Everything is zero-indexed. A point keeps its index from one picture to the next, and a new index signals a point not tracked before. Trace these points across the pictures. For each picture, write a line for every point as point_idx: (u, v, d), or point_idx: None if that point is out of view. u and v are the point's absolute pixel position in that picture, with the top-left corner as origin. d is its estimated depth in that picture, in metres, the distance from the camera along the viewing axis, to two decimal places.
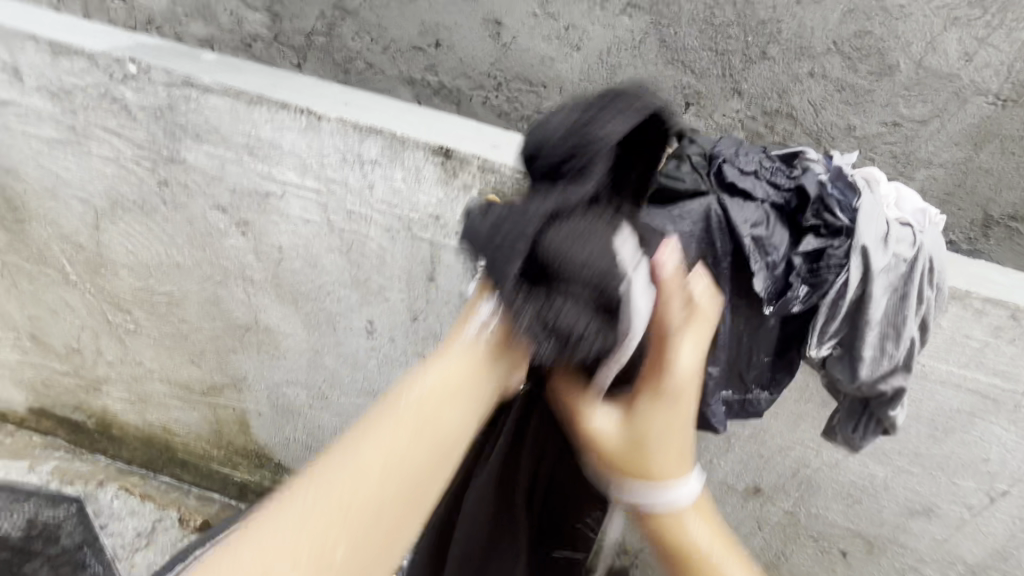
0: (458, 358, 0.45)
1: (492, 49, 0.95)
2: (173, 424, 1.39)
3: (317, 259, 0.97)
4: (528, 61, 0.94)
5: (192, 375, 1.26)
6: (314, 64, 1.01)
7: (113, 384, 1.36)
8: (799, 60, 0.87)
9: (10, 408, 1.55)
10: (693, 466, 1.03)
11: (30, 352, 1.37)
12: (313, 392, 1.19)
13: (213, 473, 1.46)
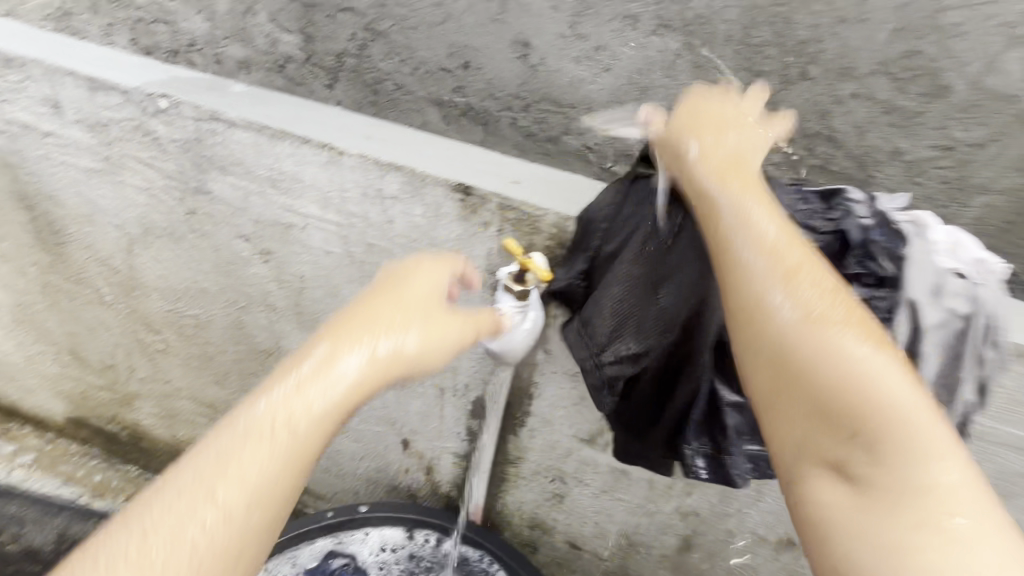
0: (361, 362, 0.52)
1: (521, 71, 0.87)
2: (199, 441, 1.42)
3: (337, 288, 0.97)
4: (557, 84, 0.86)
5: (217, 395, 1.28)
6: (345, 83, 0.98)
7: (144, 400, 1.40)
8: (839, 80, 0.76)
9: (51, 418, 1.62)
10: (721, 512, 0.98)
11: (69, 366, 1.42)
12: None
13: None
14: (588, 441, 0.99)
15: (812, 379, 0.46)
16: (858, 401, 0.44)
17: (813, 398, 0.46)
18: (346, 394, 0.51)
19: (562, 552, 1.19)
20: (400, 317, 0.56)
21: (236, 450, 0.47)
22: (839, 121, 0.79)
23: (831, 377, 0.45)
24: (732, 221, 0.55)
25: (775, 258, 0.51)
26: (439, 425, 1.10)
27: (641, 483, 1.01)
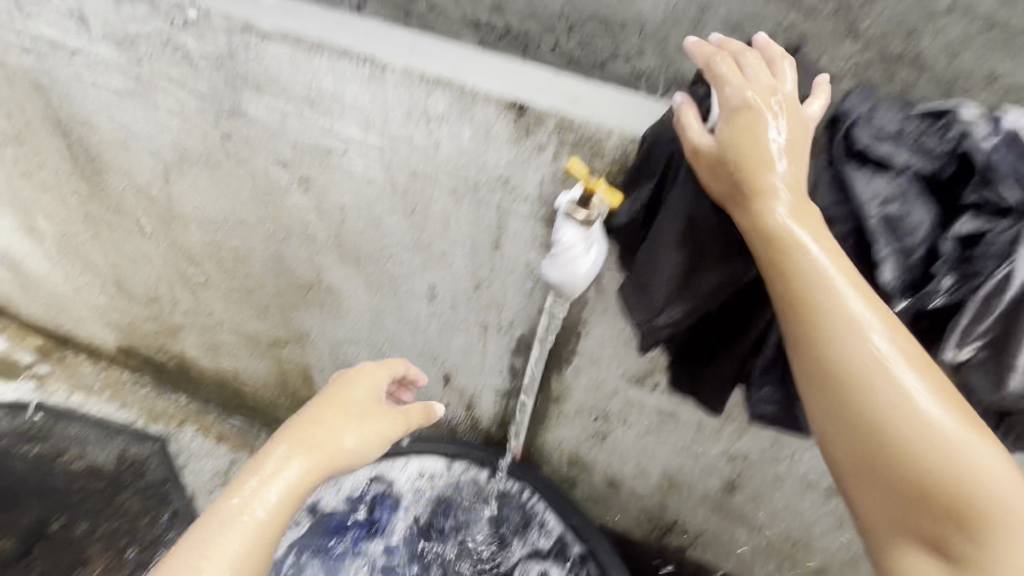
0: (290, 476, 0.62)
1: None
2: (243, 372, 1.45)
3: (379, 220, 0.93)
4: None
5: (258, 329, 1.29)
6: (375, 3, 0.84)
7: (188, 332, 1.42)
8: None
9: (102, 347, 1.67)
10: (772, 457, 0.95)
11: (116, 298, 1.45)
12: (374, 352, 1.19)
13: (281, 420, 1.53)
14: (636, 381, 0.96)
15: (916, 466, 0.45)
16: (959, 481, 0.44)
17: (903, 490, 0.46)
18: (316, 476, 0.64)
19: (600, 489, 1.20)
20: (354, 421, 0.71)
21: (212, 542, 0.56)
22: (931, 48, 0.65)
23: (928, 459, 0.45)
24: (813, 290, 0.51)
25: (864, 344, 0.48)
26: (481, 362, 1.08)
27: (689, 426, 0.98)
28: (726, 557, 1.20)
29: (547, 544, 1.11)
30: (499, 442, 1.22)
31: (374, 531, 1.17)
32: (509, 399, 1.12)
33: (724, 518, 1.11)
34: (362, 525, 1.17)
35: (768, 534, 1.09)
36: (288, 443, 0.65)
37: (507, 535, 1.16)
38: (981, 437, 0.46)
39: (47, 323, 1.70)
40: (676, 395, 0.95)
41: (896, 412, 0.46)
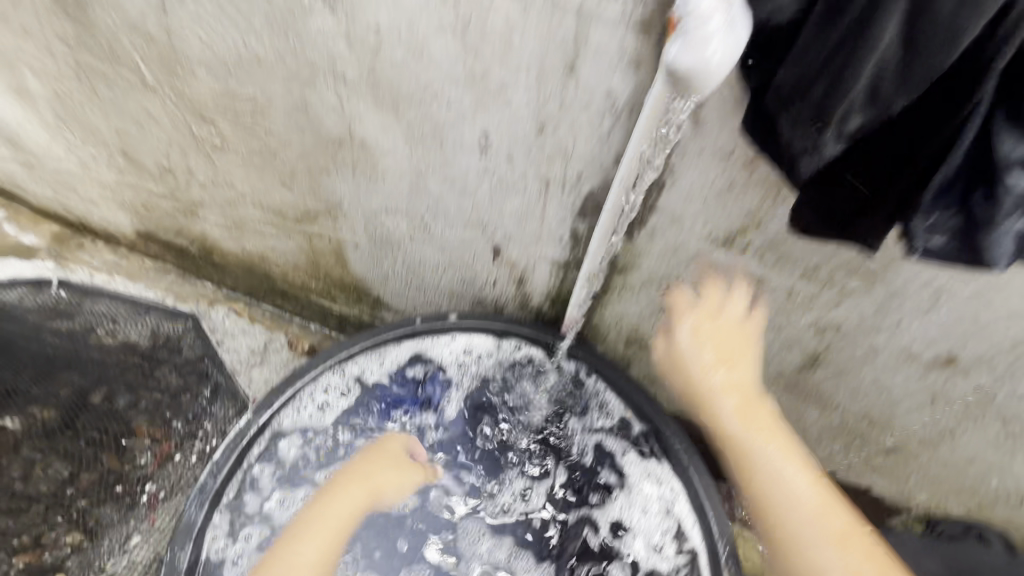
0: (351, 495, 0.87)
1: None
2: (271, 253, 1.35)
3: (424, 44, 0.76)
4: None
5: (285, 200, 1.17)
6: None
7: (208, 209, 1.31)
8: None
9: (120, 232, 1.58)
10: (871, 328, 0.85)
11: (126, 172, 1.33)
12: (415, 222, 1.07)
13: (314, 304, 1.46)
14: (723, 243, 0.84)
15: (758, 478, 0.75)
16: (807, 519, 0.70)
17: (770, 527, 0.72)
18: (357, 510, 0.87)
19: (659, 369, 1.14)
20: (392, 470, 0.94)
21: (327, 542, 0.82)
22: None
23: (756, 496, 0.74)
24: (730, 440, 0.78)
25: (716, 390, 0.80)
26: (538, 229, 0.96)
27: (777, 294, 0.87)
28: (787, 437, 1.15)
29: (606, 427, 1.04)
30: (552, 321, 1.14)
31: (426, 406, 1.10)
32: (566, 272, 1.02)
33: (795, 397, 1.04)
34: (412, 400, 1.10)
35: (842, 413, 1.03)
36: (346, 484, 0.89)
37: (559, 422, 1.10)
38: (785, 452, 0.76)
39: (59, 207, 1.60)
40: (768, 258, 0.83)
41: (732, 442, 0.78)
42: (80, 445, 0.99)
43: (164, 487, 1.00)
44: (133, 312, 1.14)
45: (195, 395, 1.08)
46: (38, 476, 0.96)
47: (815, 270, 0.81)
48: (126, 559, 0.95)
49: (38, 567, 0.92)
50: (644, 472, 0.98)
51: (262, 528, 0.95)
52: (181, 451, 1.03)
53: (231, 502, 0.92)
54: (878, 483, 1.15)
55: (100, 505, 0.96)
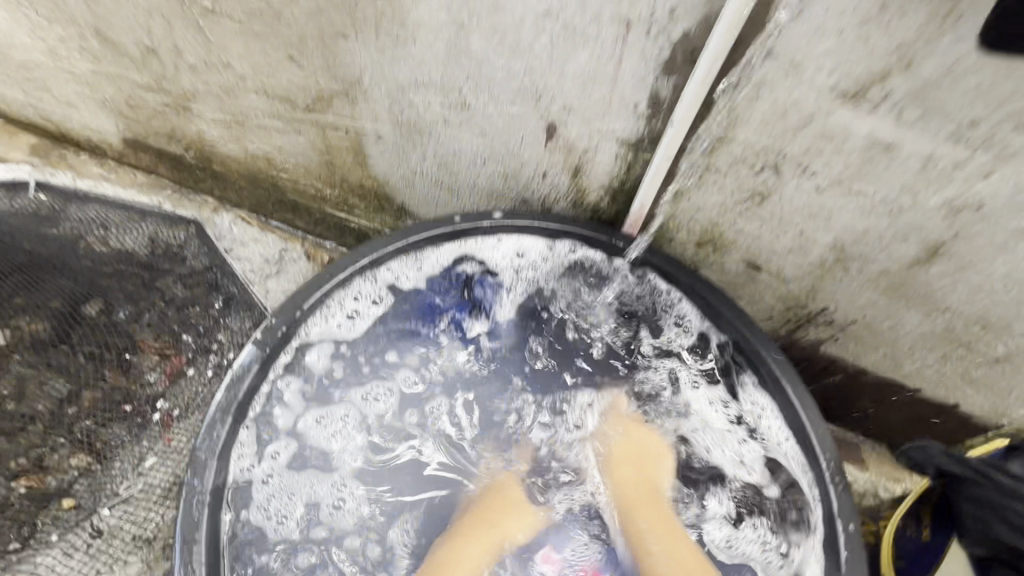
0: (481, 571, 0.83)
1: None
2: (278, 154, 1.18)
3: None
4: None
5: (292, 81, 0.98)
6: None
7: (202, 101, 1.13)
8: None
9: (104, 141, 1.39)
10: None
11: (103, 60, 1.13)
12: (450, 99, 0.89)
13: (328, 217, 1.29)
14: (852, 98, 0.66)
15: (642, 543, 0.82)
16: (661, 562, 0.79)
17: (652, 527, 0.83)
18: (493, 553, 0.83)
19: (732, 274, 1.00)
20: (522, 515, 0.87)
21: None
22: None
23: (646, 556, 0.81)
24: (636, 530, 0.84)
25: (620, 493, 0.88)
26: (606, 96, 0.78)
27: (908, 164, 0.71)
28: (872, 350, 1.02)
29: (675, 336, 0.96)
30: (612, 219, 0.99)
31: (474, 311, 0.98)
32: (636, 154, 0.85)
33: (894, 300, 0.91)
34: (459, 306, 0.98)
35: (950, 317, 0.89)
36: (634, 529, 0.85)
37: (627, 338, 1.00)
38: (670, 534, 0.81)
39: (31, 112, 1.40)
40: (909, 115, 0.65)
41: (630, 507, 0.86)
42: (75, 360, 0.85)
43: (179, 405, 0.86)
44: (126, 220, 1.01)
45: (203, 308, 0.94)
46: (32, 394, 0.82)
47: (971, 128, 0.64)
48: (141, 484, 0.81)
49: (41, 494, 0.78)
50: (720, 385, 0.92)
51: (288, 444, 0.85)
52: (195, 367, 0.89)
53: (257, 415, 0.82)
54: (969, 400, 1.02)
55: (108, 425, 0.82)
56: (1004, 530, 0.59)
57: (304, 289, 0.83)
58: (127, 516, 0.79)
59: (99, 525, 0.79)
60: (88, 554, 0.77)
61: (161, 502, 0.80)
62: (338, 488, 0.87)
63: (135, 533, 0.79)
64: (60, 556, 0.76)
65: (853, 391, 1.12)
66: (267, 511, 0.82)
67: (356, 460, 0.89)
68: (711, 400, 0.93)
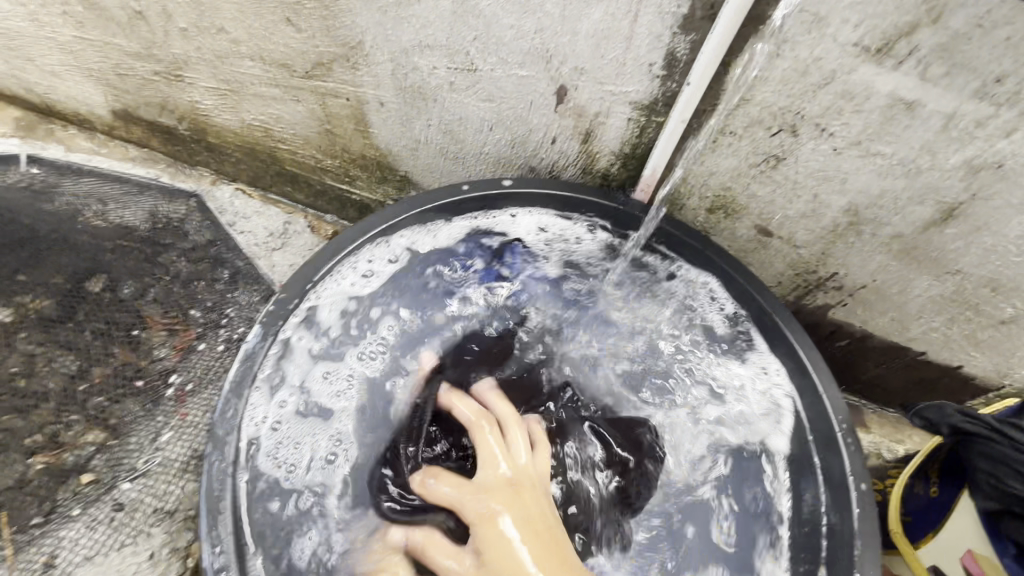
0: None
1: None
2: (276, 124, 1.14)
3: None
4: None
5: (289, 45, 0.94)
6: None
7: (196, 69, 1.08)
8: None
9: (93, 114, 1.34)
10: None
11: (88, 25, 1.08)
12: (456, 63, 0.86)
13: (329, 189, 1.26)
14: (876, 53, 0.64)
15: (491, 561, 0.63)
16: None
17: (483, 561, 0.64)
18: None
19: (742, 240, 0.99)
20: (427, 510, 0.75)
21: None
22: None
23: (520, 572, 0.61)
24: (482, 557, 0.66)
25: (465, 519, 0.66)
26: (620, 56, 0.75)
27: (930, 122, 0.69)
28: (880, 315, 1.02)
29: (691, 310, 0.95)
30: (622, 186, 0.97)
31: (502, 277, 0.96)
32: (649, 117, 0.83)
33: (905, 264, 0.91)
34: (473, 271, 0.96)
35: (960, 280, 0.89)
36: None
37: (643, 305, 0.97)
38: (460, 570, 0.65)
39: (15, 85, 1.34)
40: (934, 71, 0.64)
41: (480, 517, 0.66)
42: (82, 338, 0.82)
43: (192, 378, 0.85)
44: (125, 195, 1.00)
45: (209, 283, 0.93)
46: (42, 371, 0.78)
47: (996, 83, 0.62)
48: (159, 457, 0.78)
49: (58, 470, 0.74)
50: (737, 358, 0.91)
51: (293, 406, 0.80)
52: (206, 340, 0.88)
53: (266, 377, 0.79)
54: (975, 362, 1.02)
55: (122, 401, 0.80)
56: (1014, 484, 0.57)
57: (322, 256, 0.85)
58: (147, 489, 0.76)
59: (120, 499, 0.75)
60: (111, 527, 0.73)
61: (181, 476, 0.78)
62: (329, 451, 0.79)
63: (156, 507, 0.76)
64: (83, 529, 0.72)
65: (858, 356, 1.13)
66: (274, 464, 0.76)
67: (349, 425, 0.81)
68: (724, 375, 0.91)
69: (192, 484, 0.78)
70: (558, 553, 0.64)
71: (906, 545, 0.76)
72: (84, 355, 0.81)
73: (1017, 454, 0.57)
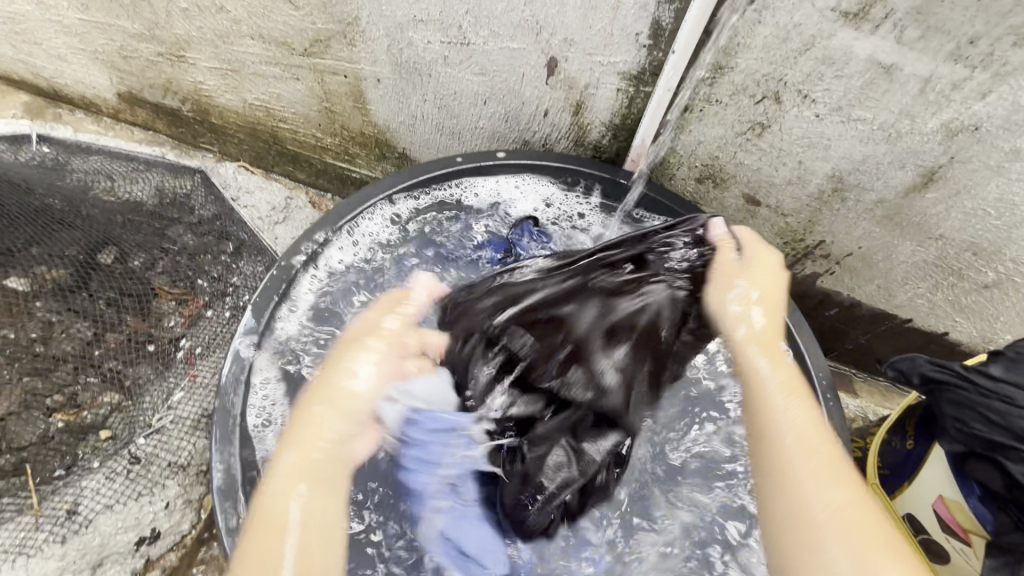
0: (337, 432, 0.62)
1: None
2: (277, 103, 1.17)
3: None
4: None
5: (288, 22, 0.97)
6: None
7: (198, 49, 1.11)
8: None
9: (99, 97, 1.37)
10: (1020, 122, 0.70)
11: (93, 8, 1.11)
12: (450, 36, 0.88)
13: (329, 167, 1.29)
14: (854, 18, 0.66)
15: (760, 420, 0.60)
16: (773, 463, 0.58)
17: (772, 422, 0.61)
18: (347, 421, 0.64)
19: (731, 209, 1.01)
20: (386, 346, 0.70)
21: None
22: None
23: (772, 446, 0.58)
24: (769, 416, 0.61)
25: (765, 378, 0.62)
26: (608, 27, 0.78)
27: (907, 86, 0.72)
28: (867, 283, 1.05)
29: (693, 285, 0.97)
30: (613, 157, 1.00)
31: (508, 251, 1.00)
32: (638, 87, 0.85)
33: (890, 230, 0.93)
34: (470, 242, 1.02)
35: (943, 245, 0.91)
36: (265, 530, 0.55)
37: None
38: (317, 489, 0.57)
39: (23, 70, 1.37)
40: (910, 34, 0.66)
41: (764, 388, 0.61)
42: (95, 305, 0.84)
43: (201, 343, 0.91)
44: (132, 172, 1.03)
45: (214, 256, 0.97)
46: (58, 337, 0.81)
47: (970, 45, 0.64)
48: (173, 415, 0.85)
49: (78, 428, 0.79)
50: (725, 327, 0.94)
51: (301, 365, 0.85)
52: (213, 308, 0.93)
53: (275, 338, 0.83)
54: (960, 329, 1.04)
55: (136, 364, 0.84)
56: (980, 427, 0.60)
57: (323, 222, 0.89)
58: (162, 445, 0.83)
59: (137, 453, 0.81)
60: (130, 478, 0.80)
61: (193, 431, 0.86)
62: None
63: (170, 460, 0.83)
64: (104, 480, 0.78)
65: (847, 325, 1.16)
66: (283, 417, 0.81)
67: None
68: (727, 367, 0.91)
69: (202, 441, 0.86)
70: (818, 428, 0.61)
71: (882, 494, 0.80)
72: (98, 321, 0.84)
73: (978, 398, 0.61)
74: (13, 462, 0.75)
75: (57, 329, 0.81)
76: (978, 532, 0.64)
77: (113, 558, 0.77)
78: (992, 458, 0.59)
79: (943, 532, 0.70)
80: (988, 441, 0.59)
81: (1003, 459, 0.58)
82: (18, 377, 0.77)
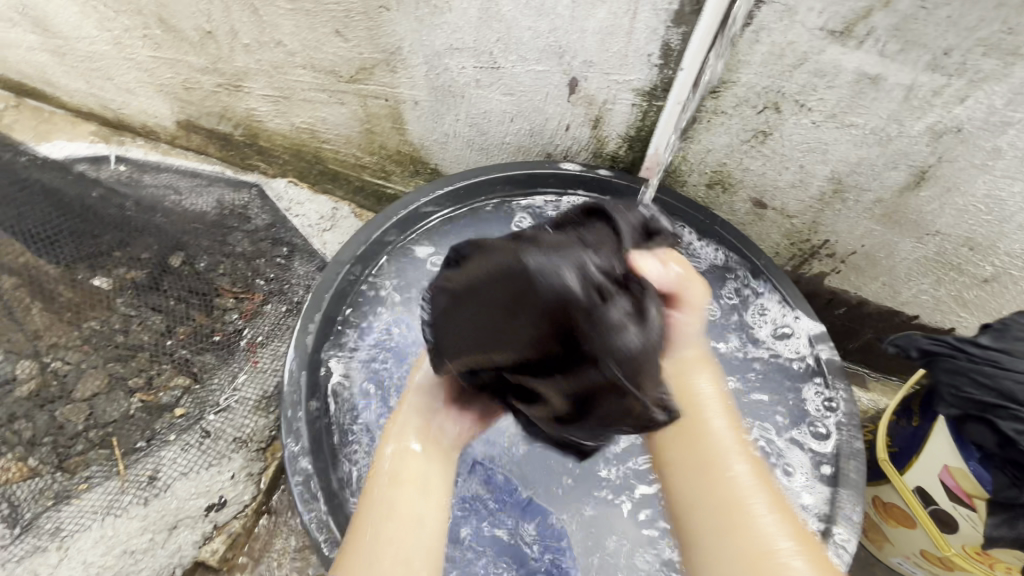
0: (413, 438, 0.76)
1: None
2: (322, 126, 1.29)
3: None
4: None
5: (337, 53, 1.10)
6: None
7: (254, 79, 1.25)
8: None
9: (160, 125, 1.51)
10: (998, 123, 0.78)
11: (164, 46, 1.26)
12: (482, 62, 0.99)
13: (367, 185, 1.40)
14: (840, 35, 0.75)
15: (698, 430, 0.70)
16: (718, 512, 0.65)
17: (710, 470, 0.68)
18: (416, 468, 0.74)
19: (740, 213, 1.10)
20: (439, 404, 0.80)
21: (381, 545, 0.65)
22: None
23: (723, 475, 0.67)
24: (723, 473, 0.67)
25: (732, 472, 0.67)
26: (623, 50, 0.88)
27: (893, 94, 0.80)
28: (872, 280, 1.11)
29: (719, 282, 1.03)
30: (629, 166, 1.09)
31: None
32: (650, 102, 0.95)
33: (889, 228, 1.00)
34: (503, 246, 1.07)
35: (940, 241, 0.98)
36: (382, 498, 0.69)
37: None
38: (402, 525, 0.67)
39: (94, 103, 1.53)
40: (891, 48, 0.75)
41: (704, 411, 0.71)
42: (167, 301, 0.95)
43: (261, 333, 1.00)
44: (197, 186, 1.16)
45: (270, 260, 1.07)
46: (136, 327, 0.92)
47: (945, 55, 0.73)
48: (238, 396, 0.94)
49: (155, 407, 0.89)
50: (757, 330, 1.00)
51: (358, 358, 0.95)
52: (272, 303, 1.03)
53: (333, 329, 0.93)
54: (965, 324, 1.10)
55: (202, 353, 0.94)
56: (970, 390, 0.68)
57: (384, 215, 1.00)
58: (229, 421, 0.92)
59: (207, 428, 0.91)
60: (201, 450, 0.89)
61: (256, 411, 0.94)
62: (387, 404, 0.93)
63: (235, 436, 0.92)
64: (179, 451, 0.88)
65: (857, 323, 1.21)
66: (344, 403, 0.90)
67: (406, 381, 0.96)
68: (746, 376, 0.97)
69: (265, 420, 0.94)
70: (714, 479, 0.67)
71: (893, 472, 0.83)
72: (172, 318, 0.95)
73: (966, 364, 0.69)
74: (101, 435, 0.86)
75: (136, 324, 0.92)
76: (981, 495, 0.70)
77: (186, 522, 0.86)
78: (983, 418, 0.66)
79: (949, 500, 0.75)
80: (976, 402, 0.67)
81: (993, 417, 0.65)
82: (104, 362, 0.89)
